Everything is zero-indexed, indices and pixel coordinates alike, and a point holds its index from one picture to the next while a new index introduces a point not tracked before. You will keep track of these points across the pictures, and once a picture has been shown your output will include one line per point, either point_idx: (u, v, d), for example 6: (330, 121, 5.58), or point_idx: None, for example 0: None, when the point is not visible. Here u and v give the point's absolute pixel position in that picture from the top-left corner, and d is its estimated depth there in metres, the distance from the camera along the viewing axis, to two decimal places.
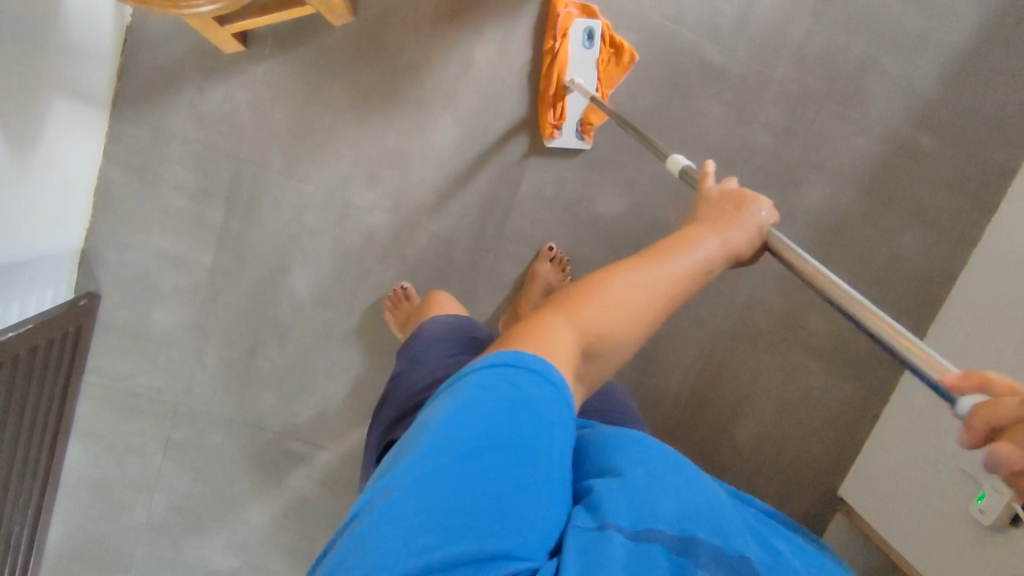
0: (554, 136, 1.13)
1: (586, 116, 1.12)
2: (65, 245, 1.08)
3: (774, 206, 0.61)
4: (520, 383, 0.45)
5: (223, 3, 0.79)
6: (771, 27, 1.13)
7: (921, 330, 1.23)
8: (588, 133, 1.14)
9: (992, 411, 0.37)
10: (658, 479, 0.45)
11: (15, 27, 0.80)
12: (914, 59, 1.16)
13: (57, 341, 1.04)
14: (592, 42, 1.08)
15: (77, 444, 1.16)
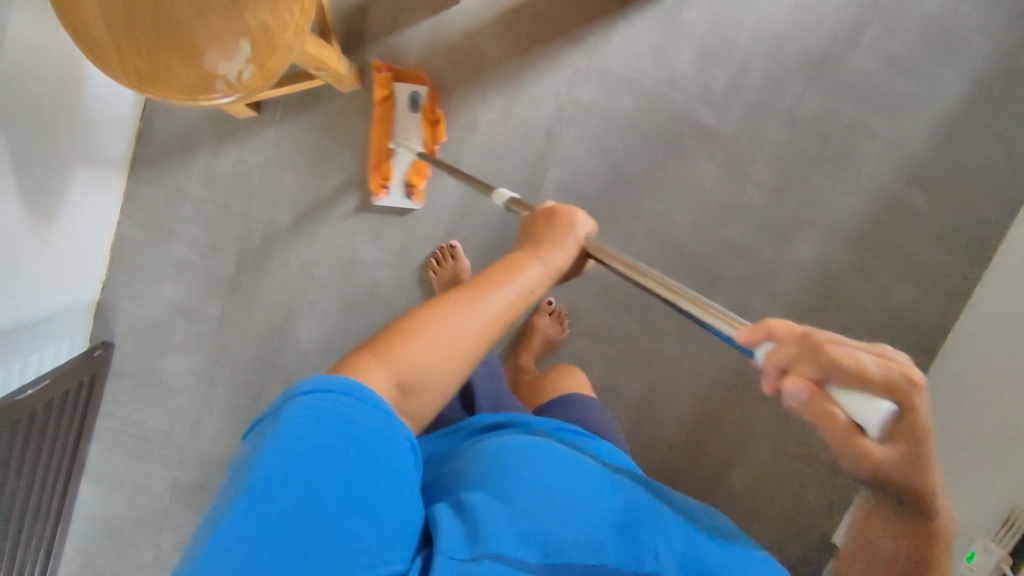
0: (421, 154, 1.08)
1: (430, 136, 1.07)
2: (81, 298, 1.10)
3: (590, 217, 0.67)
4: (351, 415, 0.44)
5: (242, 93, 0.73)
6: (763, 90, 1.10)
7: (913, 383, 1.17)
8: (481, 141, 1.09)
9: (777, 352, 0.43)
10: (507, 492, 0.50)
11: (31, 104, 0.82)
12: (904, 120, 1.11)
13: (71, 391, 1.07)
14: (519, 51, 1.06)
15: (88, 484, 1.21)
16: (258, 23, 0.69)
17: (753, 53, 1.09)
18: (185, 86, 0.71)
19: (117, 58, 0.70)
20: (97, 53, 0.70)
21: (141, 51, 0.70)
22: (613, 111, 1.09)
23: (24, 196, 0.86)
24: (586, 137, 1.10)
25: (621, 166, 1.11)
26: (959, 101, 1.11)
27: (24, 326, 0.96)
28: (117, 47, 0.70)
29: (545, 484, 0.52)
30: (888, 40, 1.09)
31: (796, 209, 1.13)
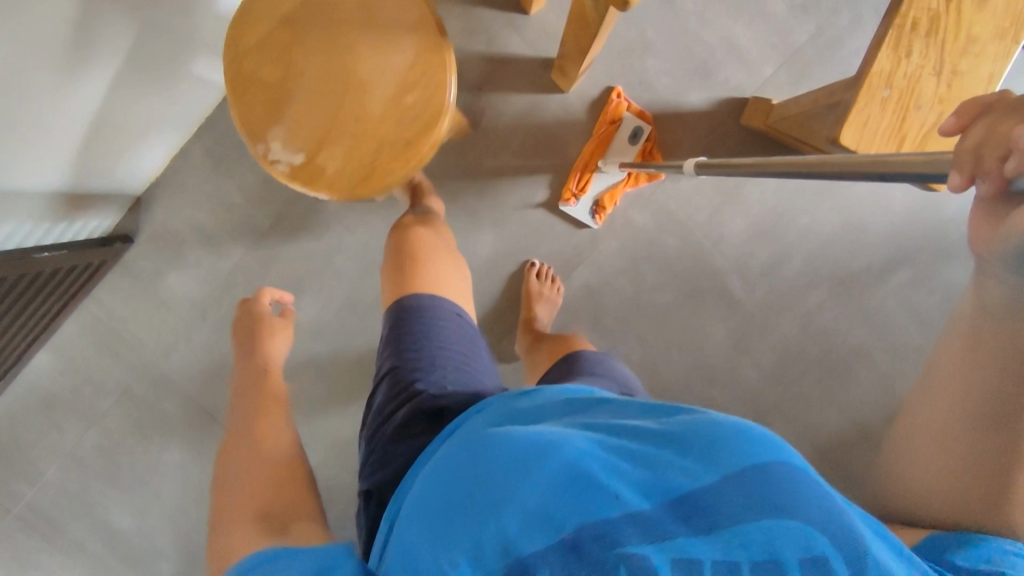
0: (570, 202, 1.14)
1: (604, 196, 1.14)
2: (127, 189, 1.16)
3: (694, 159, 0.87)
4: None
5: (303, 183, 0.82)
6: (792, 284, 1.17)
7: None
8: (601, 215, 1.15)
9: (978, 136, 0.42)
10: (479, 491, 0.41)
11: (157, 14, 0.90)
12: (904, 364, 1.18)
13: (78, 268, 1.12)
14: (636, 139, 1.12)
15: (48, 353, 1.25)
16: (355, 152, 0.81)
17: (795, 248, 1.16)
18: (274, 153, 0.81)
19: (242, 97, 0.81)
20: (232, 84, 0.81)
21: (263, 105, 0.81)
22: (655, 243, 1.17)
23: (117, 82, 0.93)
24: (622, 253, 1.17)
25: (642, 293, 1.18)
26: None
27: (64, 193, 1.02)
28: (247, 92, 0.81)
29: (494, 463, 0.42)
30: (914, 290, 1.17)
31: (776, 399, 1.19)
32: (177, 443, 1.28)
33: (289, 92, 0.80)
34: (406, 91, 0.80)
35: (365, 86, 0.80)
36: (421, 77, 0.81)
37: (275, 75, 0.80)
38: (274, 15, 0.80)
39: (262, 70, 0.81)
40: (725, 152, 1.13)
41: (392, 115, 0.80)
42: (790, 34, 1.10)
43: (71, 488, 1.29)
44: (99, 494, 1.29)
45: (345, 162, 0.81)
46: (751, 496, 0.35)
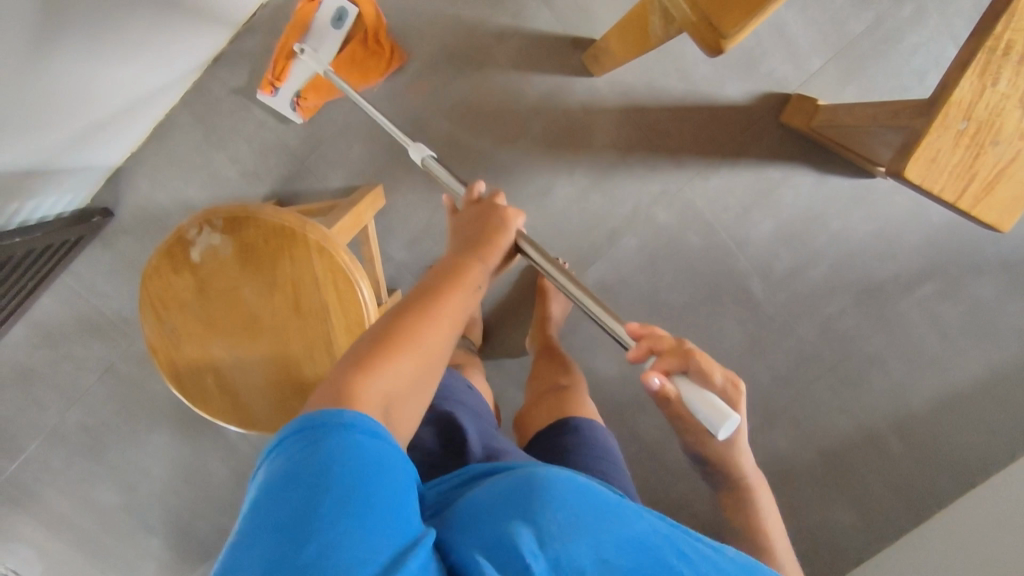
0: (267, 92, 1.03)
1: (306, 87, 1.02)
2: (105, 162, 1.05)
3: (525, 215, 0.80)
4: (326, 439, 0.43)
5: (206, 331, 0.78)
6: (814, 290, 1.14)
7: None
8: (302, 109, 1.04)
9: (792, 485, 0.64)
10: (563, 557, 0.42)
11: None
12: (916, 375, 1.17)
13: (54, 247, 1.03)
14: (341, 24, 1.01)
15: (22, 329, 1.16)
16: (176, 345, 0.79)
17: (821, 255, 1.12)
18: (160, 261, 0.76)
19: (214, 224, 0.75)
20: (233, 214, 0.74)
21: (205, 247, 0.75)
22: (677, 242, 1.11)
23: (88, 55, 0.82)
24: (642, 251, 1.11)
25: (661, 293, 1.13)
26: (969, 382, 1.16)
27: (34, 174, 0.91)
28: (221, 232, 0.75)
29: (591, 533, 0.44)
30: (938, 301, 1.13)
31: (785, 403, 1.19)
32: (167, 423, 1.23)
33: (223, 278, 0.76)
34: (244, 391, 0.80)
35: (243, 347, 0.78)
36: (259, 417, 0.81)
37: (238, 262, 0.75)
38: (308, 261, 0.75)
39: (247, 246, 0.75)
40: (760, 151, 1.07)
41: (221, 374, 0.79)
42: (843, 24, 1.02)
43: (53, 464, 1.24)
44: (85, 471, 1.25)
45: (224, 398, 0.80)
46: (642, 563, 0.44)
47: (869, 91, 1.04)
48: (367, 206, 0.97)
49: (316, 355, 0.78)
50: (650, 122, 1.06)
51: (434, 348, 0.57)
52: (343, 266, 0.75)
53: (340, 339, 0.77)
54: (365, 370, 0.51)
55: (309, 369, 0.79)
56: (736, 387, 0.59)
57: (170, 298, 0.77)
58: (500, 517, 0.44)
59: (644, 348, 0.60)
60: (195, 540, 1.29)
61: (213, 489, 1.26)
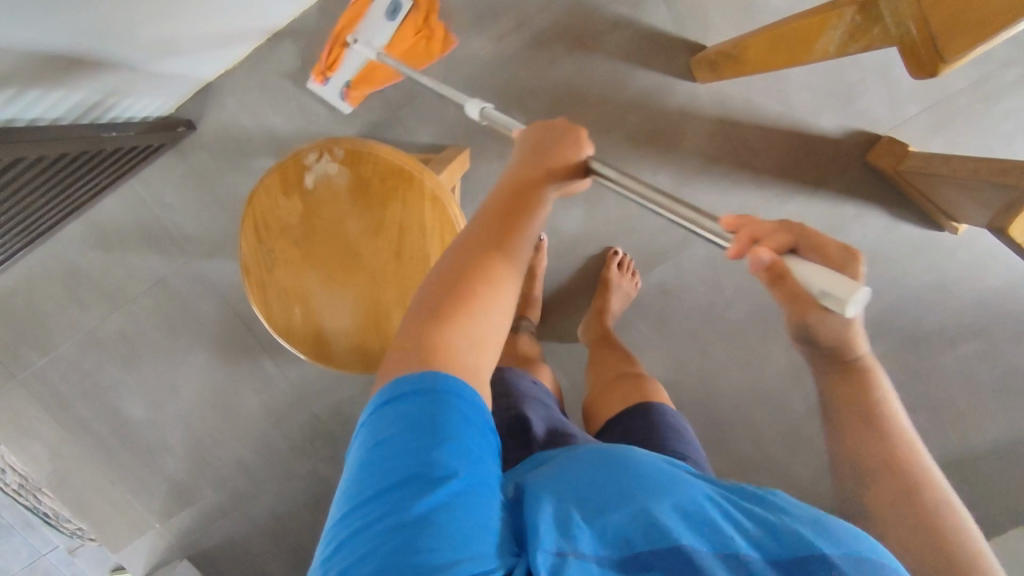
0: (319, 81, 1.05)
1: (352, 80, 1.05)
2: (199, 73, 1.05)
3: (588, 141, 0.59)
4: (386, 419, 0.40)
5: (300, 254, 0.77)
6: (862, 330, 1.16)
7: None
8: (352, 97, 1.07)
9: (759, 229, 0.49)
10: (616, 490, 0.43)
11: None
12: (942, 428, 1.20)
13: (137, 149, 1.03)
14: (394, 16, 1.01)
15: (81, 226, 1.16)
16: (269, 269, 0.78)
17: (877, 296, 1.14)
18: (272, 181, 0.75)
19: (334, 152, 0.74)
20: (356, 147, 0.74)
21: (320, 175, 0.74)
22: (742, 259, 1.13)
23: None
24: (708, 261, 1.13)
25: (716, 304, 1.15)
26: (989, 446, 1.19)
27: (135, 70, 0.92)
28: (340, 163, 0.74)
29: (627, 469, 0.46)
30: (976, 361, 1.17)
31: (812, 433, 1.21)
32: (205, 345, 1.23)
33: (333, 209, 0.76)
34: (328, 328, 0.80)
35: (338, 283, 0.78)
36: (337, 355, 0.80)
37: (352, 196, 0.75)
38: (420, 208, 0.75)
39: (364, 183, 0.75)
40: (841, 185, 1.09)
41: (309, 306, 0.79)
42: (944, 77, 1.05)
43: (84, 366, 1.24)
44: (114, 378, 1.25)
45: (304, 324, 0.79)
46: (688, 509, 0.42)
47: (958, 145, 1.06)
48: (459, 167, 0.99)
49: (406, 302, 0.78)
50: (741, 137, 1.08)
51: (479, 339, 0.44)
52: (456, 219, 0.76)
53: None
54: (443, 321, 0.44)
55: (397, 315, 0.79)
56: (855, 257, 0.48)
57: (270, 214, 0.76)
58: (551, 497, 0.43)
59: (745, 239, 0.49)
60: (209, 467, 1.29)
61: (237, 419, 1.26)
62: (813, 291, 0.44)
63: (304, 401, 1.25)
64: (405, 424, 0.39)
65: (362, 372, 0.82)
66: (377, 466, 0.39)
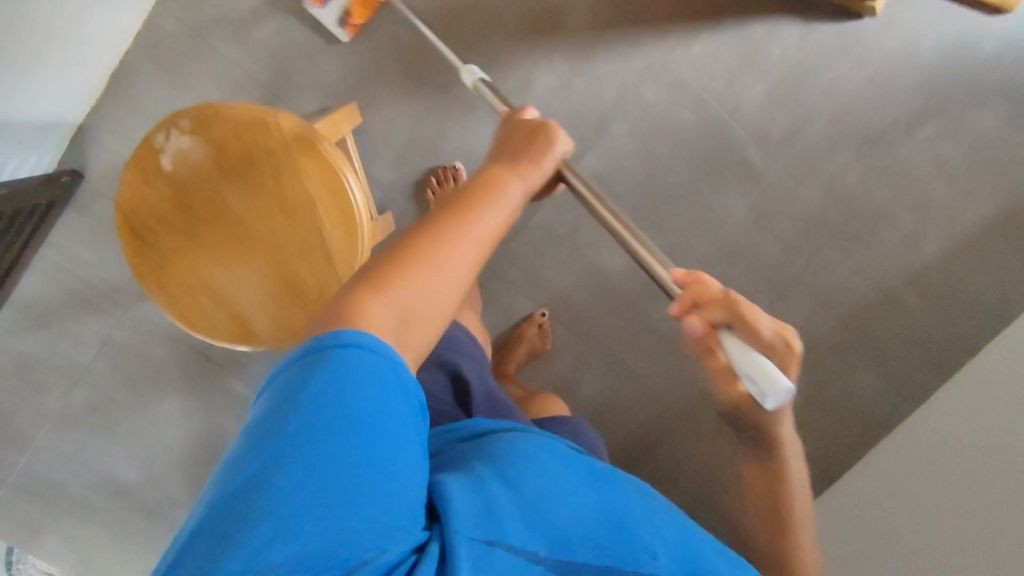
0: None
1: None
2: (64, 116, 0.99)
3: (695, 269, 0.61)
4: (317, 379, 0.41)
5: (185, 241, 0.74)
6: (813, 151, 1.11)
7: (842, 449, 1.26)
8: None
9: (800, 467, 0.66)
10: (555, 488, 0.46)
11: None
12: (926, 222, 1.15)
13: (26, 210, 0.97)
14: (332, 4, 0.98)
15: (11, 312, 1.13)
16: (163, 268, 0.75)
17: (818, 110, 1.08)
18: (134, 177, 0.73)
19: (179, 124, 0.71)
20: (200, 112, 0.70)
21: (176, 153, 0.71)
22: (669, 119, 1.07)
23: None
24: (635, 133, 1.07)
25: (659, 174, 1.09)
26: (981, 224, 1.15)
27: None
28: (190, 133, 0.71)
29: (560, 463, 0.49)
30: (942, 141, 1.11)
31: (800, 272, 1.18)
32: (177, 388, 1.20)
33: (201, 184, 0.72)
34: (241, 307, 0.75)
35: (233, 257, 0.74)
36: (261, 333, 0.76)
37: (215, 164, 0.72)
38: (283, 151, 0.71)
39: (221, 145, 0.71)
40: (740, 10, 1.04)
41: (216, 293, 0.75)
42: None
43: (67, 450, 1.22)
44: (100, 452, 1.23)
45: (218, 313, 0.76)
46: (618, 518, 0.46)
47: None
48: (344, 120, 0.94)
49: (308, 253, 0.73)
50: None
51: (426, 312, 0.47)
52: (323, 151, 0.71)
53: (330, 232, 0.72)
54: (380, 288, 0.46)
55: (303, 270, 0.74)
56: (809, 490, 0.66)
57: (143, 210, 0.73)
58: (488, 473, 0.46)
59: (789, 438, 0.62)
60: None
61: None
62: (742, 374, 0.53)
63: None
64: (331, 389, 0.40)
65: (293, 343, 0.77)
66: (300, 420, 0.39)
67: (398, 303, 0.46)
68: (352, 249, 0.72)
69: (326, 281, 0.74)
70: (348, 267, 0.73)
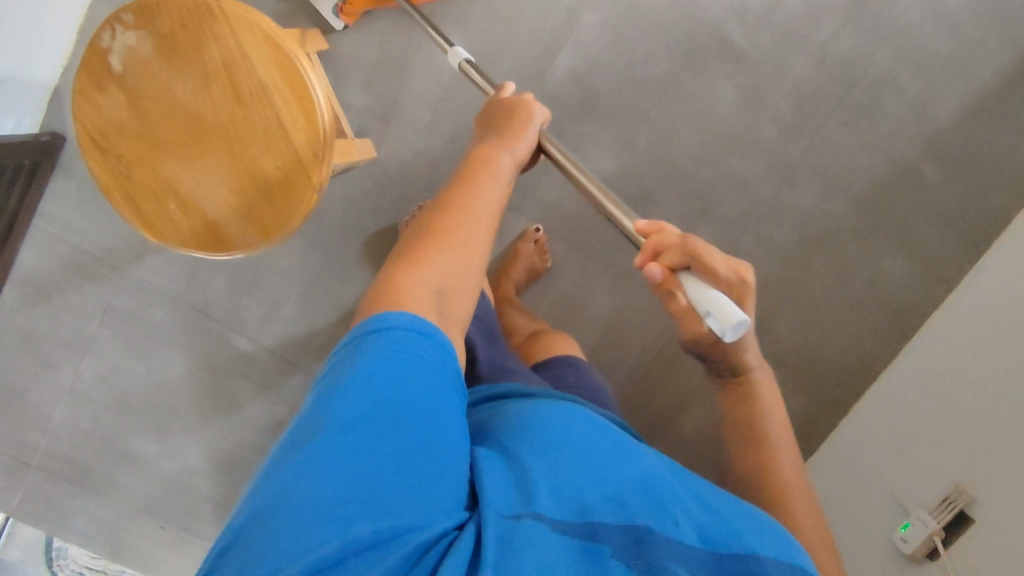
0: None
1: None
2: (37, 75, 1.01)
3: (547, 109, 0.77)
4: (386, 357, 0.45)
5: (146, 146, 0.72)
6: (798, 20, 1.05)
7: (880, 345, 1.17)
8: None
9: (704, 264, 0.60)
10: (585, 463, 0.46)
11: None
12: (934, 82, 1.07)
13: (10, 168, 1.00)
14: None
15: (13, 289, 1.14)
16: (127, 176, 0.73)
17: None
18: (82, 82, 0.71)
19: (123, 20, 0.68)
20: (141, 4, 0.68)
21: (122, 51, 0.69)
22: (639, 4, 1.03)
23: None
24: (605, 24, 1.03)
25: (636, 64, 1.05)
26: (995, 77, 1.07)
27: None
28: (134, 28, 0.68)
29: (599, 441, 0.49)
30: None
31: (802, 154, 1.11)
32: (181, 351, 1.19)
33: (151, 81, 0.70)
34: (209, 209, 0.74)
35: (193, 156, 0.72)
36: (235, 235, 0.75)
37: (162, 58, 0.69)
38: (230, 35, 0.68)
39: (165, 37, 0.68)
40: None
41: (181, 196, 0.74)
42: None
43: (84, 426, 1.22)
44: (115, 427, 1.22)
45: (189, 219, 0.75)
46: (655, 497, 0.45)
47: None
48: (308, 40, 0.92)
49: (271, 144, 0.72)
50: None
51: (452, 266, 0.55)
52: (272, 34, 0.69)
53: (290, 119, 0.71)
54: (419, 266, 0.53)
55: (267, 164, 0.72)
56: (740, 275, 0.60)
57: (98, 119, 0.71)
58: (521, 451, 0.47)
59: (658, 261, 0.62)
60: (243, 470, 1.25)
61: (244, 413, 1.21)
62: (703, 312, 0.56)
63: (296, 363, 1.19)
64: (386, 372, 0.44)
65: (267, 243, 0.76)
66: (348, 399, 0.43)
67: (439, 290, 0.52)
68: (315, 133, 0.71)
69: (292, 172, 0.72)
70: (315, 157, 0.72)
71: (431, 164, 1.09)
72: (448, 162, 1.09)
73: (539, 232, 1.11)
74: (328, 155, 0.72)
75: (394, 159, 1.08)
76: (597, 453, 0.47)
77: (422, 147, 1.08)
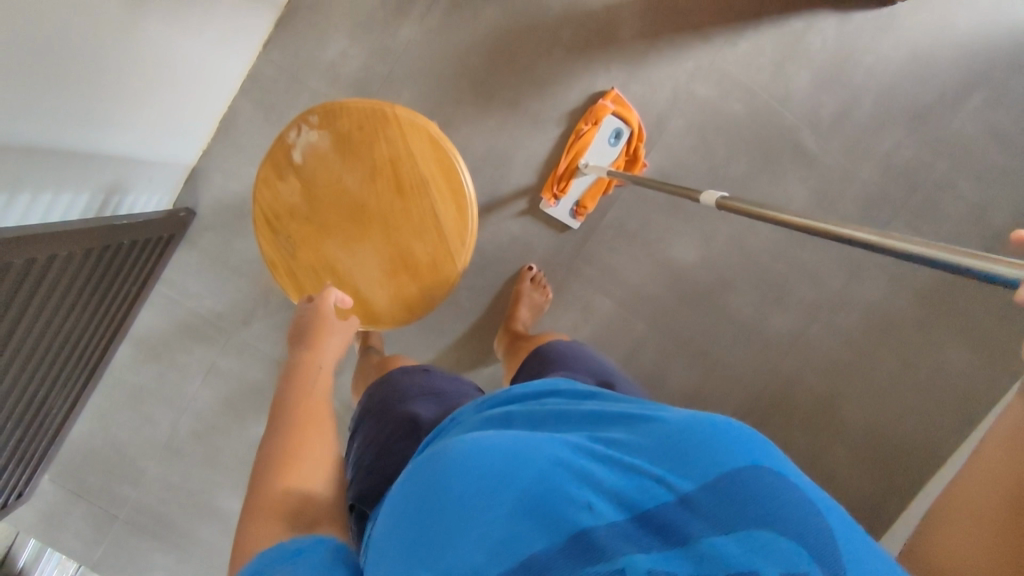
0: None
1: None
2: (182, 161, 1.12)
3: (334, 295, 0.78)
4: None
5: (313, 228, 0.82)
6: (866, 131, 1.16)
7: (945, 430, 1.23)
8: None
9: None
10: (460, 503, 0.41)
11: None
12: (991, 189, 1.17)
13: (152, 242, 1.10)
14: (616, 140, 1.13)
15: (126, 348, 1.23)
16: (291, 254, 0.82)
17: (864, 90, 1.15)
18: (267, 171, 0.81)
19: (309, 121, 0.79)
20: (326, 108, 0.78)
21: (305, 147, 0.79)
22: (724, 113, 1.15)
23: (172, 44, 0.90)
24: (691, 130, 1.15)
25: (718, 165, 1.16)
26: None
27: (129, 166, 0.99)
28: (318, 127, 0.79)
29: (473, 471, 0.42)
30: (988, 111, 1.16)
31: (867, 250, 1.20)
32: None
33: (325, 173, 0.80)
34: (363, 284, 0.83)
35: (352, 240, 0.82)
36: (381, 308, 0.84)
37: (337, 154, 0.79)
38: (403, 139, 0.79)
39: (345, 136, 0.79)
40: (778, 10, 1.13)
41: (336, 273, 0.83)
42: None
43: (173, 480, 1.27)
44: (202, 483, 1.27)
45: (340, 292, 0.83)
46: (542, 502, 0.40)
47: None
48: None
49: (424, 232, 0.81)
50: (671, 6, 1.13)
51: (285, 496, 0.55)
52: (438, 138, 0.79)
53: (444, 212, 0.81)
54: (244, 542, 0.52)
55: (417, 248, 0.82)
56: None
57: (274, 202, 0.81)
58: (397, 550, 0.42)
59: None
60: None
61: None
62: None
63: None
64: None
65: (407, 318, 0.85)
66: None
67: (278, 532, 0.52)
68: (465, 223, 0.81)
69: (440, 258, 0.82)
70: (461, 245, 0.82)
71: (526, 247, 1.19)
72: (541, 245, 1.19)
73: (531, 270, 1.17)
74: (470, 245, 0.82)
75: (493, 242, 1.18)
76: (474, 481, 0.41)
77: (520, 233, 1.19)
